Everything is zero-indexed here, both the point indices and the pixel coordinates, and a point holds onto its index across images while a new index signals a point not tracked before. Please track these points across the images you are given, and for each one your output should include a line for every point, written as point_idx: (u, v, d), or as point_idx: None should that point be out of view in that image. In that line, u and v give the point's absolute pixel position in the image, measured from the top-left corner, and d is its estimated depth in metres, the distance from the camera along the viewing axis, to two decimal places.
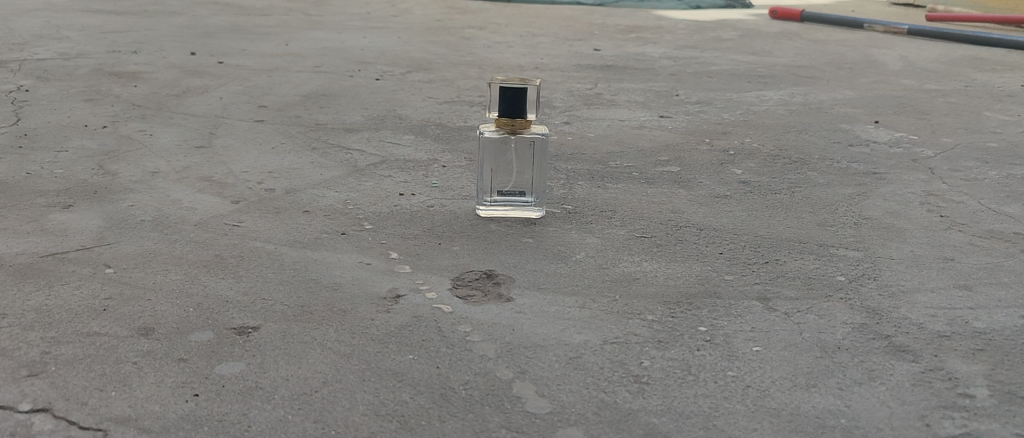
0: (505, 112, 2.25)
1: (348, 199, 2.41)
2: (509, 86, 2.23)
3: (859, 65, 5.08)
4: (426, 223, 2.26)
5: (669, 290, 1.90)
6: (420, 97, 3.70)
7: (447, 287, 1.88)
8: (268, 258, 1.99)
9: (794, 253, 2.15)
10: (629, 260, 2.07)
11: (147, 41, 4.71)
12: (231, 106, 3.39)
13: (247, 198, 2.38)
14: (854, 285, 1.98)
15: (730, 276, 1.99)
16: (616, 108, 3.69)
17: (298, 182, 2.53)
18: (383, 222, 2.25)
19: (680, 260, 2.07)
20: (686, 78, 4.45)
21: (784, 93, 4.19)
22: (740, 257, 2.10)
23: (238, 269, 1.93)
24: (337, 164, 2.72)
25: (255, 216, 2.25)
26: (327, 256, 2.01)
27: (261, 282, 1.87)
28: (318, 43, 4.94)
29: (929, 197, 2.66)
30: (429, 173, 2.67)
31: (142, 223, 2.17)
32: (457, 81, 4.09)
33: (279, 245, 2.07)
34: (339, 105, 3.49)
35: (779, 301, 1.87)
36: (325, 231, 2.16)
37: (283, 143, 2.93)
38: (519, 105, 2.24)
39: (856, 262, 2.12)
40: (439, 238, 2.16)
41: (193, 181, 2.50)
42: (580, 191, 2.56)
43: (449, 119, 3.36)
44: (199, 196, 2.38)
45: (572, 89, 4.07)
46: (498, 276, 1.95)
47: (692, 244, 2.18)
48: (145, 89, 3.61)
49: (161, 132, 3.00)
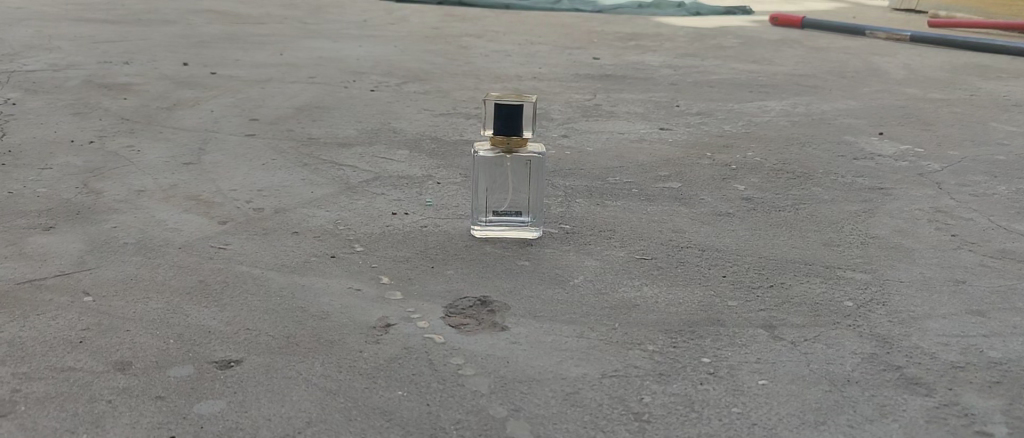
0: (501, 130, 2.17)
1: (339, 219, 2.34)
2: (504, 102, 2.16)
3: (862, 74, 5.02)
4: (418, 245, 2.18)
5: (670, 318, 1.83)
6: (415, 109, 3.63)
7: (439, 315, 1.81)
8: (253, 285, 1.92)
9: (799, 276, 2.08)
10: (629, 283, 1.99)
11: (139, 51, 4.64)
12: (222, 120, 3.32)
13: (235, 219, 2.31)
14: (863, 311, 1.90)
15: (734, 302, 1.92)
16: (615, 121, 3.62)
17: (287, 201, 2.46)
18: (374, 244, 2.17)
19: (682, 284, 2.00)
20: (686, 88, 4.38)
21: (787, 103, 4.12)
22: (744, 282, 2.03)
23: (223, 296, 1.85)
24: (329, 181, 2.65)
25: (242, 238, 2.18)
26: (315, 282, 1.94)
27: (245, 310, 1.79)
28: (313, 52, 4.88)
29: (937, 214, 2.59)
30: (423, 191, 2.60)
31: (125, 246, 2.10)
32: (454, 92, 4.02)
33: (266, 270, 1.99)
34: (332, 118, 3.42)
35: (785, 329, 1.80)
36: (314, 254, 2.09)
37: (273, 159, 2.85)
38: (515, 122, 2.17)
39: (863, 285, 2.05)
40: (432, 261, 2.08)
41: (179, 200, 2.43)
42: (578, 209, 2.49)
43: (445, 133, 3.28)
44: (184, 217, 2.31)
45: (571, 100, 4.01)
46: (492, 303, 1.88)
47: (693, 267, 2.11)
48: (135, 102, 3.54)
49: (149, 147, 2.93)
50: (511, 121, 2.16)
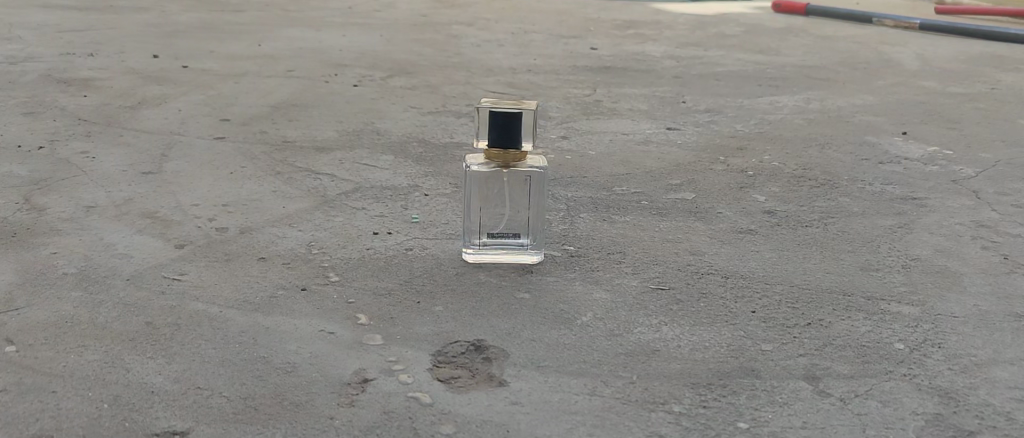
0: (496, 143, 1.90)
1: (314, 241, 2.06)
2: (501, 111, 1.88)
3: (875, 65, 4.75)
4: (403, 273, 1.91)
5: (696, 368, 1.57)
6: (401, 107, 3.35)
7: (426, 366, 1.54)
8: (209, 327, 1.64)
9: (838, 311, 1.81)
10: (645, 323, 1.72)
11: (106, 42, 4.34)
12: (190, 121, 3.03)
13: (194, 241, 2.03)
14: (918, 356, 1.64)
15: (768, 346, 1.65)
16: (617, 119, 3.34)
17: (255, 218, 2.18)
18: (352, 272, 1.90)
19: (706, 324, 1.73)
20: (691, 81, 4.11)
21: (800, 98, 3.85)
22: (777, 319, 1.76)
23: (172, 343, 1.58)
24: (302, 193, 2.37)
25: (200, 265, 1.91)
26: (282, 323, 1.67)
27: (197, 363, 1.52)
28: (294, 43, 4.58)
29: (981, 230, 2.33)
30: (409, 205, 2.33)
31: (63, 276, 1.82)
32: (443, 87, 3.74)
33: (224, 308, 1.72)
34: (310, 118, 3.14)
35: (831, 382, 1.54)
36: (282, 287, 1.81)
37: (242, 167, 2.57)
38: (512, 134, 1.89)
39: (912, 321, 1.78)
40: (418, 294, 1.81)
41: (133, 218, 2.15)
42: (582, 226, 2.23)
43: (433, 135, 3.01)
44: (136, 239, 2.03)
45: (569, 95, 3.73)
46: (488, 349, 1.61)
47: (717, 300, 1.84)
48: (95, 99, 3.25)
49: (104, 152, 2.64)
50: (506, 131, 1.88)
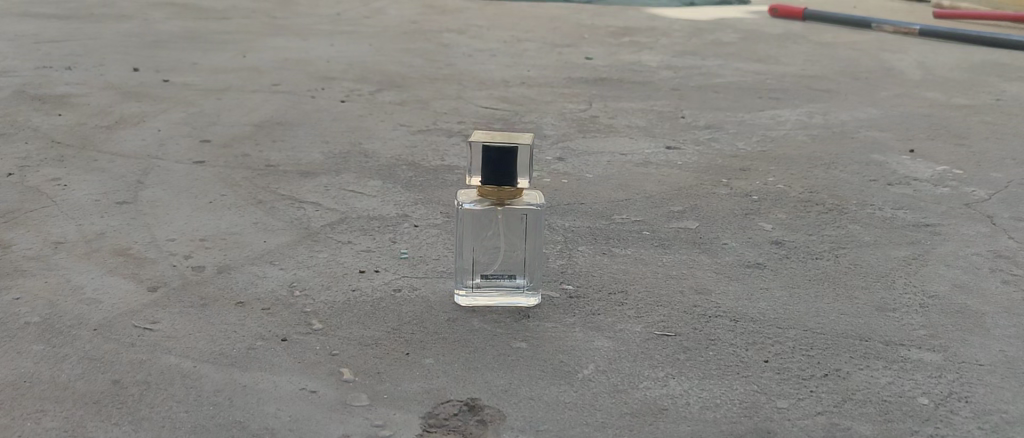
0: (489, 178, 1.78)
1: (296, 281, 1.94)
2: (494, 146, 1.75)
3: (875, 74, 4.64)
4: (391, 318, 1.79)
5: (708, 430, 1.45)
6: (390, 125, 3.23)
7: (415, 432, 1.42)
8: (181, 386, 1.52)
9: (856, 359, 1.70)
10: (650, 376, 1.60)
11: (85, 54, 4.20)
12: (169, 143, 2.90)
13: (168, 283, 1.90)
14: (944, 413, 1.53)
15: (784, 403, 1.54)
16: (614, 137, 3.23)
17: (234, 255, 2.06)
18: (337, 318, 1.78)
19: (716, 376, 1.61)
20: (689, 94, 4.00)
21: (801, 112, 3.74)
22: (791, 369, 1.65)
23: (139, 407, 1.46)
24: (285, 225, 2.25)
25: (174, 312, 1.78)
26: (260, 380, 1.55)
27: (165, 430, 1.40)
28: (280, 54, 4.45)
29: (1000, 261, 2.21)
30: (398, 237, 2.21)
31: (25, 326, 1.69)
32: (434, 103, 3.62)
33: (198, 362, 1.60)
34: (296, 138, 3.02)
35: None
36: (261, 338, 1.69)
37: (222, 195, 2.45)
38: (506, 169, 1.77)
39: (936, 370, 1.67)
40: (407, 344, 1.69)
41: (104, 256, 2.02)
42: (581, 261, 2.11)
43: (424, 156, 2.88)
44: (106, 280, 1.90)
45: (563, 110, 3.61)
46: (482, 410, 1.49)
47: (726, 347, 1.72)
48: (71, 118, 3.11)
49: (77, 179, 2.51)
50: (500, 166, 1.77)
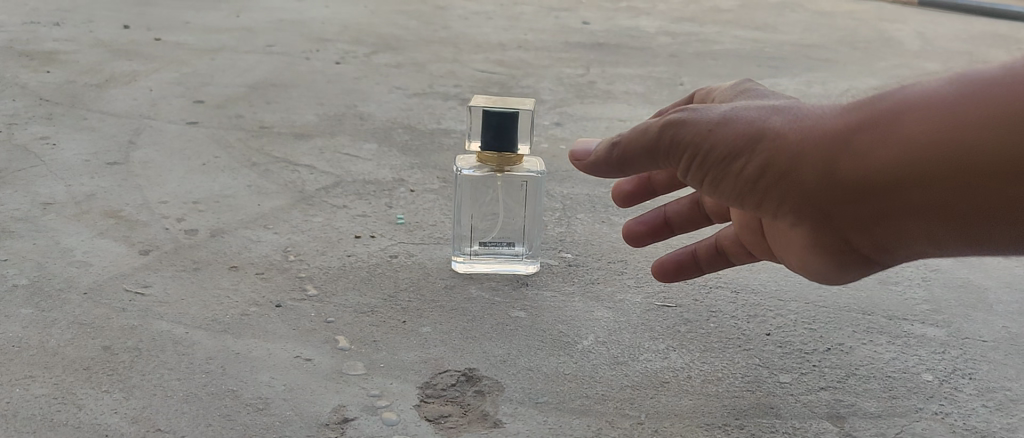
0: (489, 144, 1.72)
1: (290, 245, 1.90)
2: (496, 111, 1.69)
3: (875, 44, 4.60)
4: (388, 285, 1.76)
5: (710, 405, 1.43)
6: (385, 87, 3.18)
7: (412, 402, 1.40)
8: (173, 352, 1.49)
9: (859, 334, 1.68)
10: (651, 348, 1.58)
11: (74, 10, 4.12)
12: (160, 102, 2.84)
13: (159, 246, 1.87)
14: (948, 390, 1.51)
15: (786, 378, 1.51)
16: (613, 103, 3.18)
17: (227, 218, 2.02)
18: (332, 284, 1.75)
19: (718, 349, 1.59)
20: (688, 60, 3.95)
21: (801, 81, 3.70)
22: (793, 343, 1.62)
23: (131, 373, 1.43)
24: (279, 188, 2.21)
25: (166, 276, 1.75)
26: (254, 348, 1.52)
27: (158, 398, 1.37)
28: (274, 14, 4.38)
29: None
30: (394, 202, 2.17)
31: (13, 288, 1.65)
32: (430, 65, 3.57)
33: (191, 328, 1.57)
34: (290, 100, 2.97)
35: (857, 424, 1.40)
36: (254, 304, 1.66)
37: (214, 156, 2.40)
38: (506, 135, 1.72)
39: (939, 346, 1.65)
40: (404, 312, 1.66)
41: (94, 217, 1.98)
42: (580, 229, 2.08)
43: (420, 120, 2.84)
44: (96, 242, 1.86)
45: (561, 75, 3.56)
46: (480, 380, 1.46)
47: (727, 319, 1.69)
48: (60, 76, 3.05)
49: (66, 138, 2.46)
50: (500, 132, 1.71)
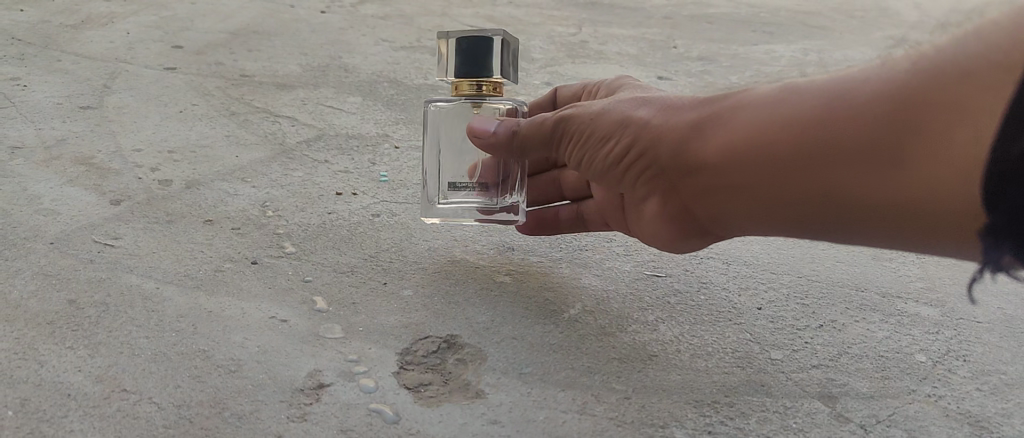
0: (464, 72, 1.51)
1: (268, 200, 1.83)
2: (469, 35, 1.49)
3: (872, 13, 4.53)
4: (369, 244, 1.69)
5: (699, 380, 1.38)
6: (371, 39, 3.09)
7: (391, 369, 1.34)
8: (142, 308, 1.43)
9: (852, 311, 1.63)
10: (639, 319, 1.53)
11: None
12: (138, 46, 2.75)
13: (132, 196, 1.79)
14: (942, 372, 1.47)
15: (778, 354, 1.47)
16: (604, 65, 3.11)
17: (203, 169, 1.94)
18: (311, 242, 1.68)
19: (708, 323, 1.54)
20: (682, 23, 3.87)
21: (796, 49, 3.63)
22: (785, 319, 1.58)
23: (96, 329, 1.36)
24: (259, 140, 2.13)
25: (137, 227, 1.68)
26: (228, 306, 1.46)
27: (125, 356, 1.31)
28: None
29: None
30: (377, 158, 2.10)
31: None
32: (418, 18, 3.47)
33: (162, 283, 1.50)
34: (273, 49, 2.88)
35: (849, 404, 1.36)
36: (229, 260, 1.59)
37: (192, 104, 2.32)
38: (481, 63, 1.50)
39: (933, 326, 1.61)
40: (385, 273, 1.60)
41: (64, 163, 1.90)
42: None
43: (406, 74, 2.75)
44: (65, 189, 1.79)
45: (552, 33, 3.48)
46: (463, 347, 1.41)
47: (718, 292, 1.65)
48: (33, 15, 2.95)
49: (38, 80, 2.36)
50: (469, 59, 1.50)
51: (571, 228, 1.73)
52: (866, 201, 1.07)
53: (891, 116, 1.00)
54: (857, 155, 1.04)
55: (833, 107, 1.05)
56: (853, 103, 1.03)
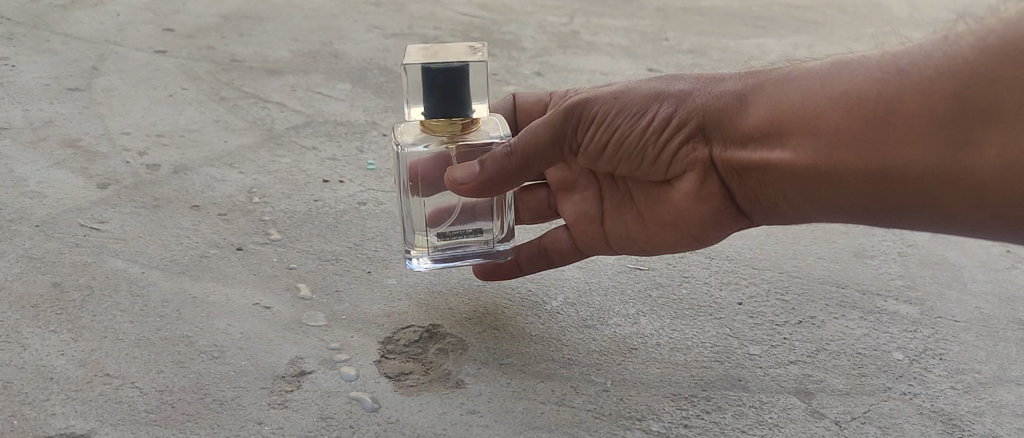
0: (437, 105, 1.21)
1: (255, 187, 1.84)
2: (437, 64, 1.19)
3: (864, 8, 4.53)
4: (354, 232, 1.70)
5: (678, 374, 1.40)
6: (363, 25, 3.09)
7: (373, 358, 1.36)
8: (127, 292, 1.44)
9: (831, 308, 1.65)
10: (620, 312, 1.55)
11: None
12: (128, 28, 2.74)
13: (119, 179, 1.80)
14: (918, 370, 1.49)
15: (756, 349, 1.49)
16: (595, 56, 3.12)
17: (191, 154, 1.95)
18: (296, 229, 1.69)
19: (688, 317, 1.56)
20: (673, 15, 3.88)
21: (787, 43, 3.64)
22: (766, 314, 1.60)
23: (80, 313, 1.37)
24: (247, 125, 2.14)
25: (124, 212, 1.68)
26: (212, 292, 1.47)
27: (109, 340, 1.32)
28: None
29: None
30: (365, 146, 2.10)
31: None
32: (410, 5, 3.47)
33: (147, 268, 1.51)
34: (263, 33, 2.88)
35: (825, 401, 1.38)
36: (214, 246, 1.60)
37: (181, 88, 2.32)
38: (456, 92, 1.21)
39: (911, 324, 1.62)
40: (369, 262, 1.61)
41: (51, 145, 1.90)
42: None
43: (396, 61, 2.76)
44: (51, 172, 1.79)
45: (544, 23, 3.48)
46: (444, 337, 1.42)
47: (700, 286, 1.66)
48: None
49: (27, 61, 2.36)
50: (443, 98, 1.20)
51: (531, 267, 1.50)
52: (917, 175, 1.09)
53: (951, 85, 1.05)
54: (921, 124, 1.07)
55: (887, 80, 1.10)
56: (911, 75, 1.09)
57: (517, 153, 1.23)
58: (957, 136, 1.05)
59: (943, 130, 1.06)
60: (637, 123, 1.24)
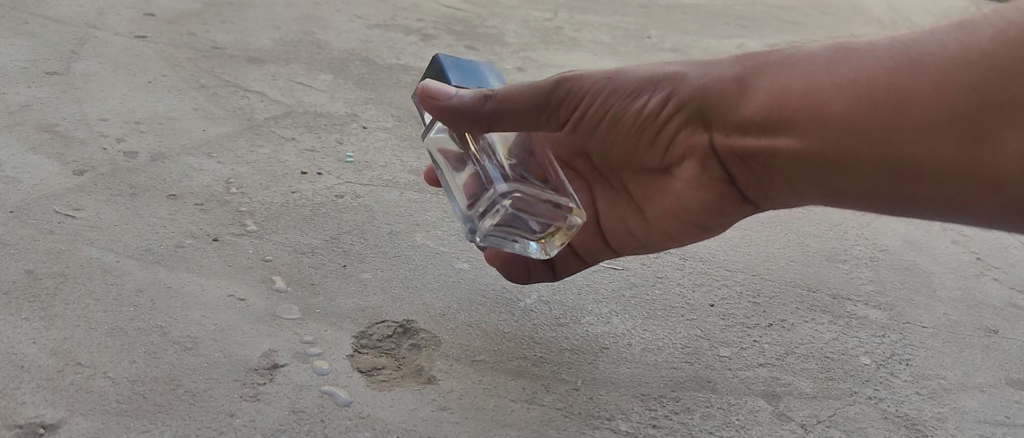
0: None
1: (233, 177, 1.83)
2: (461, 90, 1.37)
3: (846, 9, 4.57)
4: (331, 226, 1.71)
5: (648, 374, 1.41)
6: (346, 15, 3.09)
7: (346, 352, 1.36)
8: (100, 281, 1.43)
9: (802, 311, 1.67)
10: (594, 312, 1.56)
11: None
12: (108, 11, 2.72)
13: (95, 166, 1.79)
14: (884, 375, 1.51)
15: (727, 351, 1.50)
16: (577, 52, 3.12)
17: (168, 142, 1.94)
18: (273, 221, 1.69)
19: (661, 317, 1.57)
20: (657, 13, 3.89)
21: (768, 44, 3.66)
22: (738, 317, 1.61)
23: (53, 301, 1.37)
24: (227, 114, 2.13)
25: (99, 199, 1.68)
26: (186, 283, 1.47)
27: (80, 328, 1.32)
28: None
29: None
30: (344, 138, 2.11)
31: None
32: None
33: (121, 257, 1.51)
34: (246, 21, 2.87)
35: (792, 403, 1.40)
36: (189, 236, 1.60)
37: (161, 75, 2.31)
38: None
39: (880, 329, 1.65)
40: (345, 256, 1.61)
41: (26, 130, 1.89)
42: None
43: (379, 53, 2.76)
44: (27, 157, 1.78)
45: (527, 18, 3.49)
46: (417, 332, 1.43)
47: (673, 287, 1.68)
48: None
49: (5, 43, 2.34)
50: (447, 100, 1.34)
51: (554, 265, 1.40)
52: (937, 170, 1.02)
53: (970, 74, 0.98)
54: (938, 116, 1.00)
55: (900, 67, 1.03)
56: (923, 63, 1.02)
57: (495, 98, 1.19)
58: (975, 128, 0.98)
59: (962, 116, 0.98)
60: (632, 104, 1.22)
